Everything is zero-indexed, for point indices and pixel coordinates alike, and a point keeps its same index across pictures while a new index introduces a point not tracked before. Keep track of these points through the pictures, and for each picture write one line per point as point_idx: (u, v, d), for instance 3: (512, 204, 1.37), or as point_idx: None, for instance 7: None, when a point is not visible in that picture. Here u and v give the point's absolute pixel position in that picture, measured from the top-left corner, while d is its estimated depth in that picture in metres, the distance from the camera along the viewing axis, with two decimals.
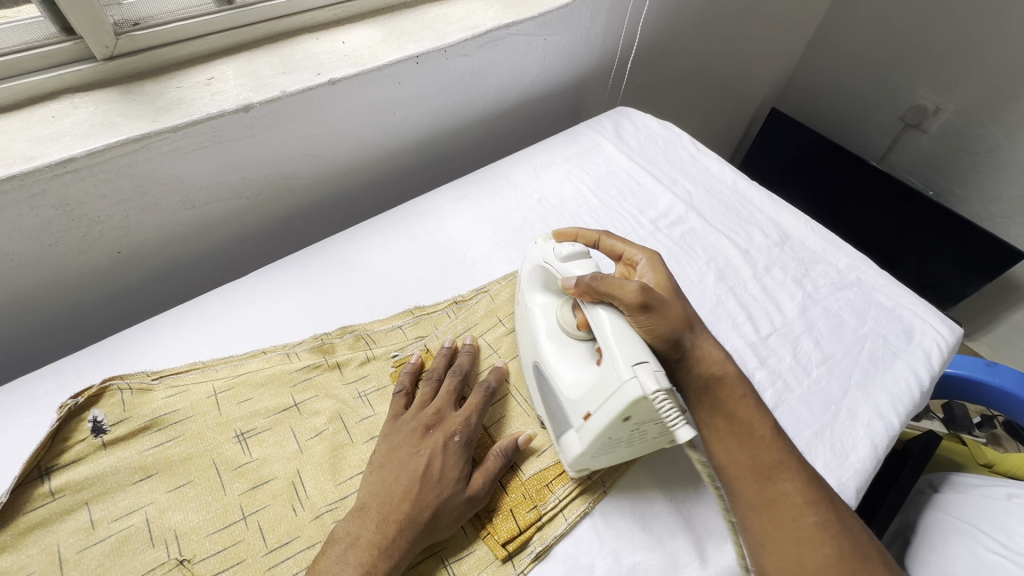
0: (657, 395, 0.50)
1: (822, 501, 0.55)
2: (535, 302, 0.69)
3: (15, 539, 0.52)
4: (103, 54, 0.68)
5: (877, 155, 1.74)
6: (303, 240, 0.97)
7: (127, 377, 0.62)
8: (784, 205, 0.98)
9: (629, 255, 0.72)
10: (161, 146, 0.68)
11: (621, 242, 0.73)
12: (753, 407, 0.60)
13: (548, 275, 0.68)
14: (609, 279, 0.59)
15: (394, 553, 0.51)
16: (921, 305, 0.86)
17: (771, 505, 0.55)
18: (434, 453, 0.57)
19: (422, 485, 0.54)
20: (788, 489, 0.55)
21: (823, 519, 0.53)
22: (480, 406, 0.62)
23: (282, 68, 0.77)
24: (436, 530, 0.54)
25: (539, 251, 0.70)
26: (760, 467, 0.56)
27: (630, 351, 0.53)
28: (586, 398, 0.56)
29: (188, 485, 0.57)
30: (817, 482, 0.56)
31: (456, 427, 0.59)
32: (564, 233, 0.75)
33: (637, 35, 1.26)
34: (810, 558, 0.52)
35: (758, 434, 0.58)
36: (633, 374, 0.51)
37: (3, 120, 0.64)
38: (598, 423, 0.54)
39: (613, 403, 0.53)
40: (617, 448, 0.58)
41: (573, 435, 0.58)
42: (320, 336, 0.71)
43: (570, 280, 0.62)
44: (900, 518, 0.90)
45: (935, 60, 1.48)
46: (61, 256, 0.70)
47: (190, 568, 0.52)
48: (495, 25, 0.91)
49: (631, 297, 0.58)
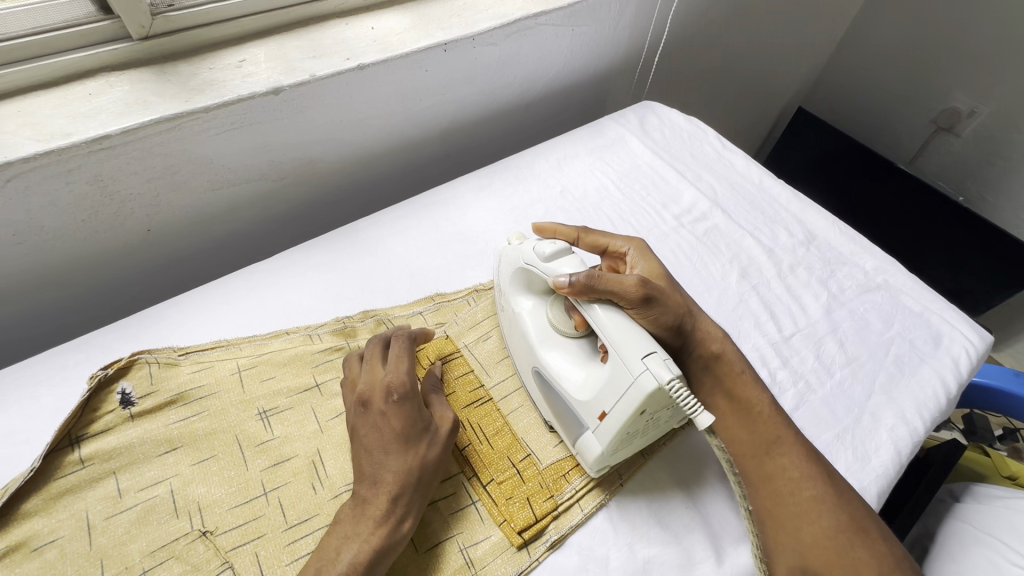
0: (673, 384, 0.50)
1: (822, 475, 0.58)
2: (521, 306, 0.68)
3: (46, 503, 0.53)
4: (138, 33, 0.69)
5: (906, 158, 1.70)
6: (326, 225, 0.98)
7: (155, 352, 0.64)
8: (811, 205, 0.97)
9: (613, 246, 0.73)
10: (193, 126, 0.69)
11: (605, 236, 0.73)
12: (751, 385, 0.65)
13: (530, 276, 0.67)
14: (609, 275, 0.58)
15: (395, 517, 0.52)
16: (949, 310, 0.84)
17: (769, 479, 0.59)
18: (384, 420, 0.55)
19: (391, 452, 0.54)
20: (785, 465, 0.59)
21: (821, 493, 0.57)
22: (410, 359, 0.59)
23: (312, 52, 0.78)
24: (425, 484, 0.55)
25: (517, 252, 0.68)
26: (759, 443, 0.61)
27: (635, 344, 0.53)
28: (599, 398, 0.56)
29: (212, 459, 0.58)
30: (817, 457, 0.60)
31: (394, 385, 0.56)
32: (544, 229, 0.74)
33: (666, 28, 1.24)
34: (808, 532, 0.55)
35: (756, 409, 0.63)
36: (644, 366, 0.51)
37: (42, 97, 0.66)
38: (616, 421, 0.54)
39: (629, 398, 0.52)
40: (634, 440, 0.58)
41: (589, 436, 0.58)
42: (342, 319, 0.71)
43: (563, 280, 0.59)
44: (919, 526, 0.88)
45: (972, 62, 1.43)
46: (93, 231, 0.71)
47: (212, 540, 0.54)
48: (524, 14, 0.90)
49: (631, 291, 0.58)
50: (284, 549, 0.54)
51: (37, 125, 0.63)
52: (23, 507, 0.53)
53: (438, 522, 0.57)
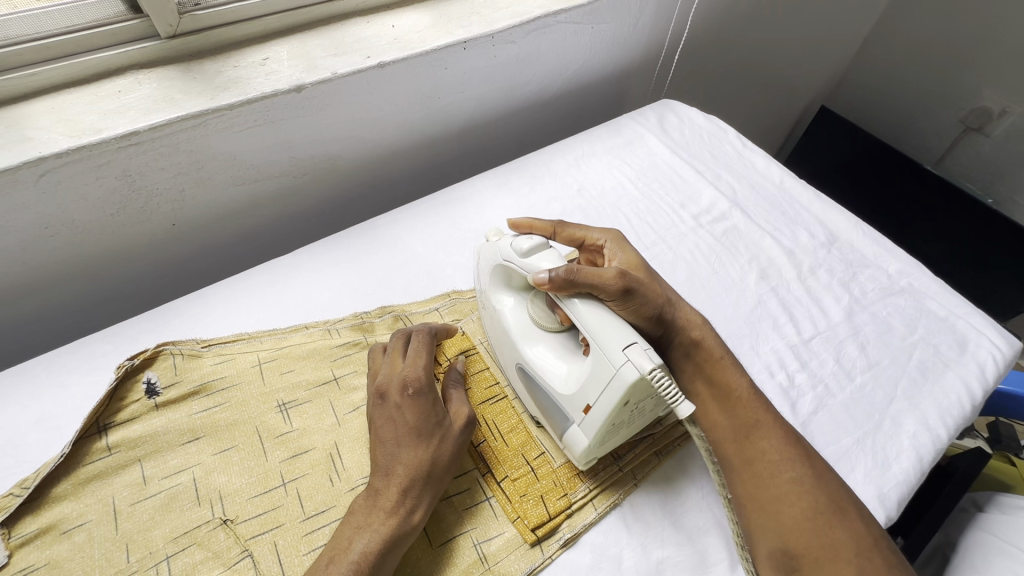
0: (654, 373, 0.49)
1: (802, 457, 0.59)
2: (503, 303, 0.67)
3: (75, 488, 0.55)
4: (167, 32, 0.70)
5: (933, 159, 1.66)
6: (345, 221, 0.99)
7: (179, 343, 0.65)
8: (834, 206, 0.95)
9: (590, 240, 0.73)
10: (218, 122, 0.70)
11: (580, 228, 0.73)
12: (731, 369, 0.64)
13: (510, 272, 0.65)
14: (588, 269, 0.57)
15: (406, 509, 0.53)
16: (976, 315, 0.82)
17: (750, 464, 0.59)
18: (398, 413, 0.56)
19: (404, 444, 0.55)
20: (765, 448, 0.59)
21: (801, 475, 0.57)
22: (427, 355, 0.61)
23: (334, 50, 0.78)
24: (437, 478, 0.55)
25: (495, 249, 0.66)
26: (739, 428, 0.61)
27: (616, 335, 0.52)
28: (583, 391, 0.55)
29: (233, 449, 0.60)
30: (796, 440, 0.60)
31: (410, 379, 0.57)
32: (519, 225, 0.73)
33: (687, 26, 1.23)
34: (789, 514, 0.56)
35: (736, 395, 0.63)
36: (625, 358, 0.50)
37: (74, 94, 0.68)
38: (600, 413, 0.54)
39: (612, 390, 0.52)
40: (621, 430, 0.58)
41: (576, 429, 0.58)
42: (360, 314, 0.72)
43: (542, 276, 0.58)
44: (941, 536, 0.87)
45: (1003, 60, 1.39)
46: (121, 225, 0.73)
47: (232, 528, 0.55)
48: (543, 12, 0.90)
49: (611, 283, 0.57)
50: (302, 539, 0.55)
51: (70, 121, 0.64)
52: (54, 491, 0.55)
53: (453, 516, 0.57)
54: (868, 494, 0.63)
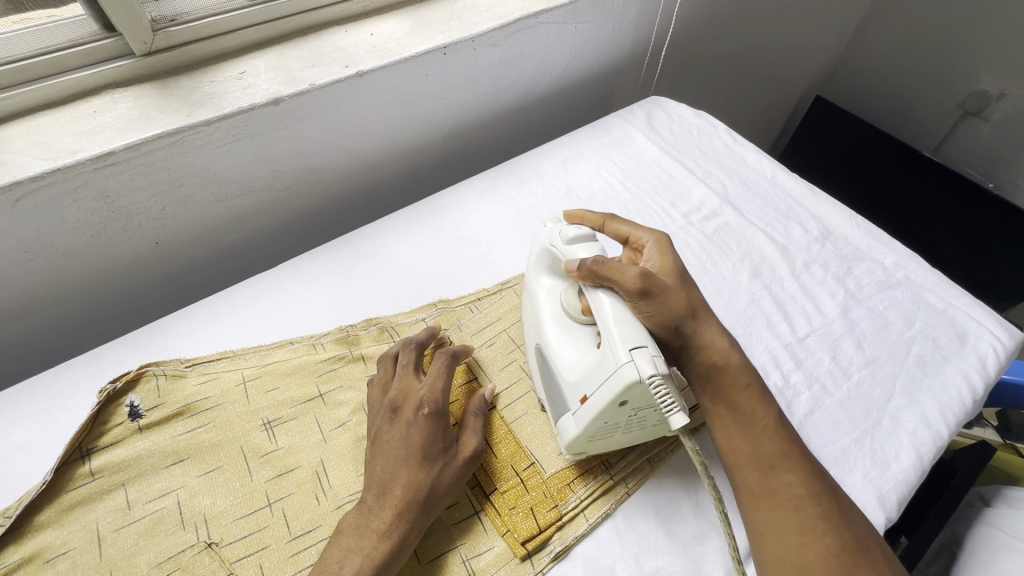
0: (653, 380, 0.49)
1: (826, 492, 0.54)
2: (542, 285, 0.67)
3: (59, 515, 0.55)
4: (141, 50, 0.70)
5: (932, 145, 1.63)
6: (333, 231, 0.99)
7: (162, 364, 0.65)
8: (827, 199, 0.93)
9: (635, 238, 0.68)
10: (194, 139, 0.70)
11: (629, 225, 0.69)
12: (758, 397, 0.60)
13: (555, 259, 0.66)
14: (614, 262, 0.58)
15: (398, 536, 0.51)
16: (976, 306, 0.80)
17: (772, 495, 0.55)
18: (407, 432, 0.55)
19: (407, 464, 0.54)
20: (791, 480, 0.55)
21: (825, 510, 0.53)
22: (446, 376, 0.60)
23: (312, 61, 0.78)
24: (434, 505, 0.54)
25: (549, 234, 0.67)
26: (764, 458, 0.56)
27: (629, 334, 0.53)
28: (584, 381, 0.56)
29: (217, 470, 0.59)
30: (821, 474, 0.56)
31: (426, 399, 0.57)
32: (573, 216, 0.72)
33: (673, 22, 1.21)
34: (812, 549, 0.51)
35: (761, 424, 0.58)
36: (630, 357, 0.51)
37: (50, 115, 0.67)
38: (594, 406, 0.54)
39: (609, 386, 0.52)
40: (614, 432, 0.58)
41: (569, 418, 0.58)
42: (345, 328, 0.72)
43: (573, 263, 0.60)
44: (947, 532, 0.85)
45: (999, 42, 1.37)
46: (103, 246, 0.73)
47: (217, 551, 0.54)
48: (524, 14, 0.89)
49: (631, 283, 0.57)
50: (287, 560, 0.54)
51: (45, 144, 0.64)
52: (37, 519, 0.54)
53: (441, 533, 0.56)
54: (867, 495, 0.62)
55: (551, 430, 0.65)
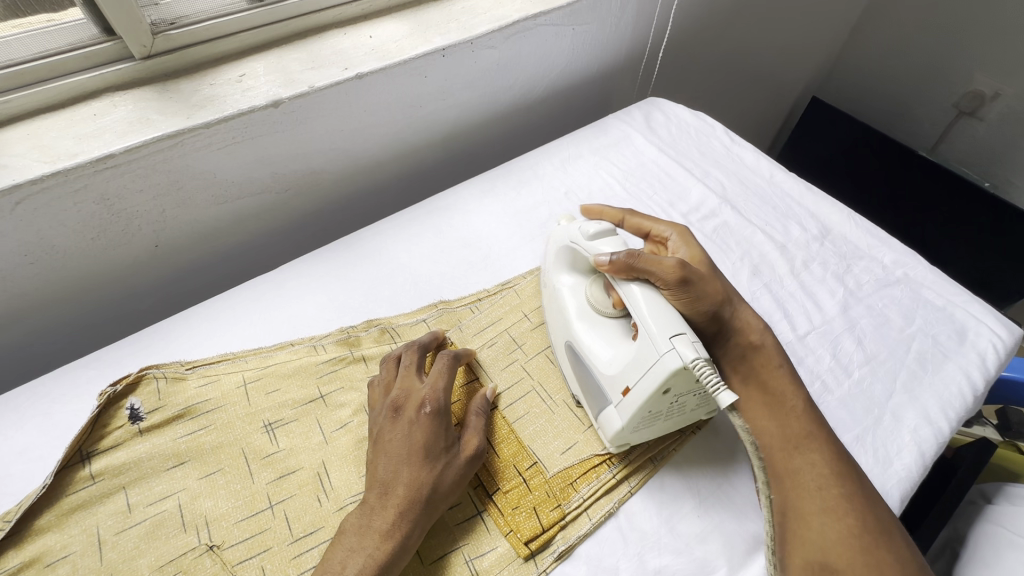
0: (697, 363, 0.50)
1: (850, 475, 0.56)
2: (563, 282, 0.70)
3: (59, 519, 0.54)
4: (141, 53, 0.70)
5: (928, 145, 1.64)
6: (332, 234, 0.99)
7: (162, 366, 0.64)
8: (826, 198, 0.94)
9: (657, 231, 0.74)
10: (194, 142, 0.70)
11: (648, 219, 0.75)
12: (787, 379, 0.63)
13: (575, 255, 0.68)
14: (648, 255, 0.59)
15: (400, 536, 0.51)
16: (975, 304, 0.80)
17: (796, 473, 0.57)
18: (409, 431, 0.55)
19: (408, 464, 0.54)
20: (815, 460, 0.57)
21: (848, 491, 0.55)
22: (447, 376, 0.60)
23: (311, 63, 0.78)
24: (438, 504, 0.54)
25: (564, 232, 0.70)
26: (790, 437, 0.59)
27: (667, 323, 0.54)
28: (625, 372, 0.57)
29: (219, 472, 0.59)
30: (845, 460, 0.58)
31: (428, 399, 0.57)
32: (591, 210, 0.77)
33: (670, 23, 1.22)
34: (833, 528, 0.53)
35: (789, 405, 0.62)
36: (671, 345, 0.52)
37: (49, 119, 0.67)
38: (639, 396, 0.55)
39: (653, 375, 0.53)
40: (657, 422, 0.58)
41: (611, 410, 0.59)
42: (346, 329, 0.71)
43: (603, 258, 0.60)
44: (949, 529, 0.85)
45: (994, 42, 1.38)
46: (102, 248, 0.73)
47: (219, 553, 0.54)
48: (522, 16, 0.89)
49: (669, 272, 0.59)
50: (290, 562, 0.54)
51: (45, 147, 0.64)
52: (36, 523, 0.54)
53: (444, 533, 0.56)
54: None
55: (553, 429, 0.65)
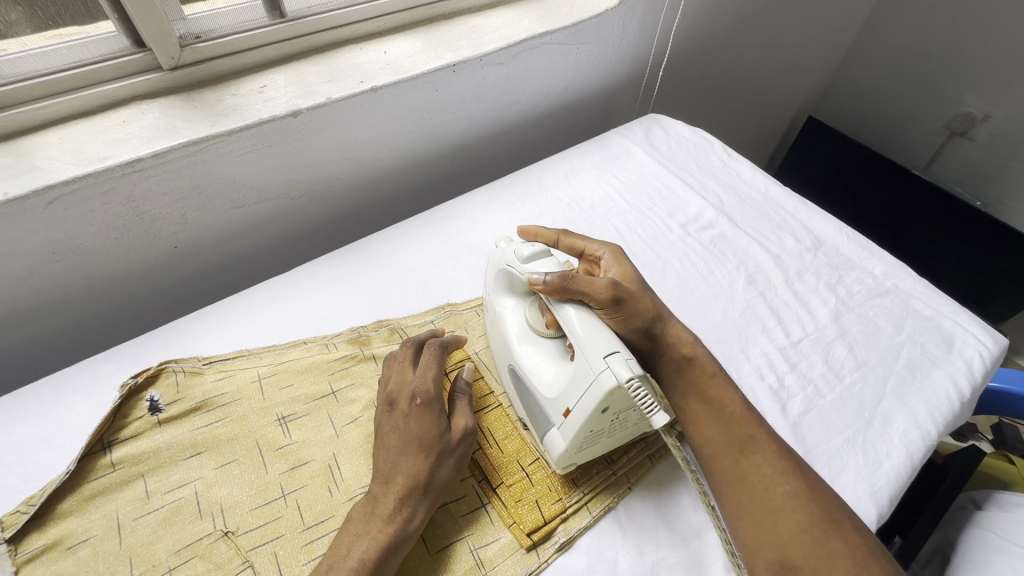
0: (631, 382, 0.50)
1: (794, 471, 0.57)
2: (504, 305, 0.69)
3: (80, 504, 0.57)
4: (169, 64, 0.74)
5: (920, 164, 1.69)
6: (343, 239, 1.02)
7: (181, 361, 0.67)
8: (819, 212, 0.97)
9: (590, 250, 0.73)
10: (217, 148, 0.73)
11: (581, 238, 0.74)
12: (723, 386, 0.63)
13: (512, 277, 0.67)
14: (582, 276, 0.59)
15: (403, 520, 0.53)
16: (962, 314, 0.83)
17: (743, 479, 0.57)
18: (404, 422, 0.58)
19: (406, 454, 0.56)
20: (759, 462, 0.57)
21: (795, 487, 0.56)
22: (438, 367, 0.62)
23: (328, 76, 0.82)
24: (434, 491, 0.56)
25: (502, 254, 0.68)
26: (732, 442, 0.59)
27: (600, 342, 0.54)
28: (565, 394, 0.57)
29: (234, 462, 0.61)
30: (789, 455, 0.58)
31: (420, 392, 0.59)
32: (527, 232, 0.76)
33: (670, 43, 1.27)
34: (784, 525, 0.53)
35: (729, 411, 0.61)
36: (605, 365, 0.52)
37: (81, 125, 0.71)
38: (579, 417, 0.55)
39: (590, 395, 0.53)
40: (601, 439, 0.59)
41: (555, 432, 0.59)
42: (357, 329, 0.74)
43: (537, 277, 0.60)
44: (941, 535, 0.87)
45: (982, 66, 1.43)
46: (125, 248, 0.76)
47: (234, 539, 0.56)
48: (529, 35, 0.94)
49: (601, 292, 0.60)
50: (302, 549, 0.56)
51: (77, 151, 0.68)
52: (59, 508, 0.56)
53: (450, 523, 0.58)
54: (860, 492, 0.64)
55: None
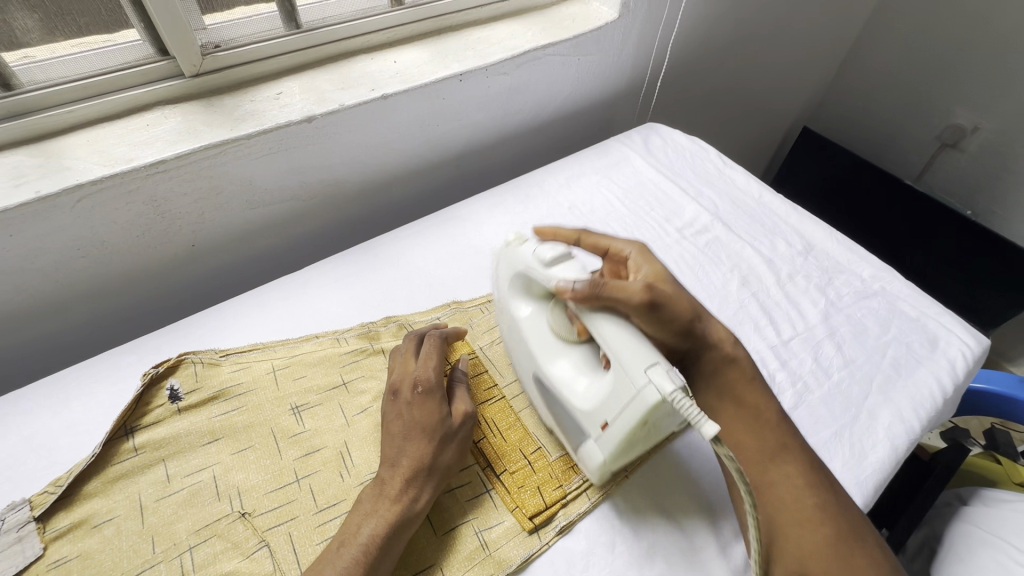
0: (675, 395, 0.50)
1: (823, 484, 0.60)
2: (522, 311, 0.70)
3: (104, 486, 0.60)
4: (190, 71, 0.78)
5: (912, 174, 1.73)
6: (351, 241, 1.06)
7: (198, 353, 0.70)
8: (810, 218, 1.01)
9: (614, 249, 0.75)
10: (236, 151, 0.77)
11: (605, 237, 0.75)
12: (760, 393, 0.67)
13: (530, 281, 0.69)
14: (612, 283, 0.59)
15: (410, 500, 0.56)
16: (946, 315, 0.87)
17: (772, 485, 0.61)
18: (407, 409, 0.61)
19: (410, 438, 0.59)
20: (789, 471, 0.61)
21: (823, 500, 0.58)
22: (437, 356, 0.66)
23: (341, 84, 0.86)
24: (440, 472, 0.59)
25: (516, 258, 0.70)
26: (765, 449, 0.63)
27: (639, 356, 0.54)
28: (602, 407, 0.57)
29: (250, 449, 0.64)
30: (818, 467, 0.61)
31: (421, 379, 0.62)
32: (544, 233, 0.77)
33: (667, 56, 1.32)
34: (810, 536, 0.56)
35: (764, 417, 0.65)
36: (647, 378, 0.52)
37: (107, 127, 0.75)
38: (618, 430, 0.55)
39: (632, 409, 0.53)
40: (637, 447, 0.59)
41: (593, 444, 0.60)
42: (366, 324, 0.78)
43: (565, 286, 0.61)
44: (927, 529, 0.90)
45: (971, 80, 1.48)
46: (145, 246, 0.79)
47: (250, 520, 0.59)
48: (532, 46, 0.98)
49: (636, 296, 0.60)
50: (315, 529, 0.59)
51: (104, 152, 0.71)
52: (84, 489, 0.59)
53: (455, 507, 0.61)
54: (846, 482, 0.67)
55: None
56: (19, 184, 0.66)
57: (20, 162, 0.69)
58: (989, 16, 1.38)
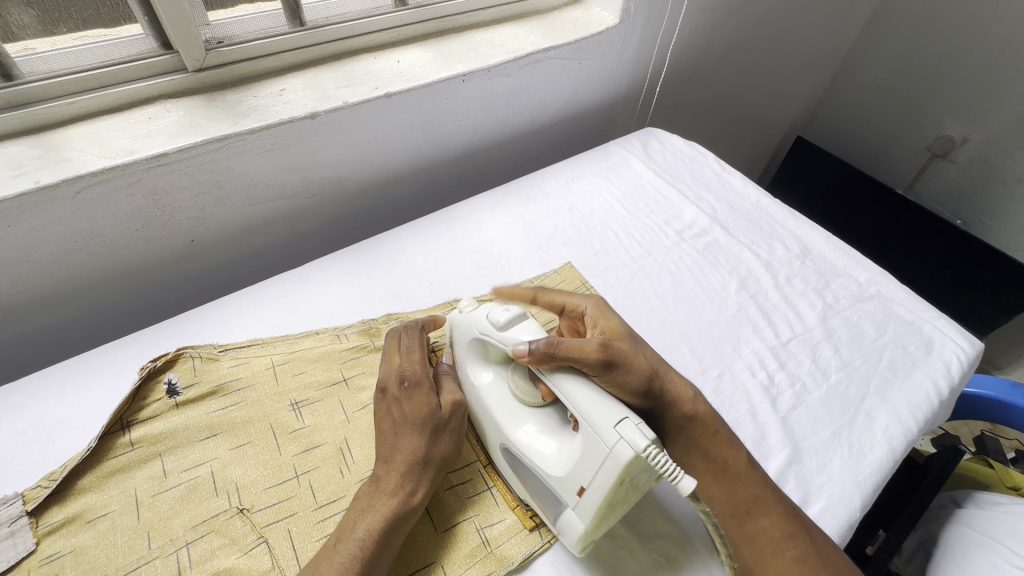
0: (649, 451, 0.47)
1: (801, 533, 0.59)
2: (482, 379, 0.65)
3: (99, 480, 0.59)
4: (194, 66, 0.78)
5: (904, 184, 1.76)
6: (350, 239, 1.06)
7: (197, 347, 0.70)
8: (807, 223, 1.02)
9: (571, 305, 0.71)
10: (239, 146, 0.77)
11: (562, 294, 0.72)
12: (729, 444, 0.64)
13: (486, 345, 0.65)
14: (569, 342, 0.56)
15: (405, 496, 0.56)
16: (940, 319, 0.88)
17: (752, 539, 0.61)
18: (397, 405, 0.59)
19: (403, 434, 0.58)
20: (766, 524, 0.60)
21: (801, 551, 0.58)
22: (421, 350, 0.63)
23: (345, 82, 0.86)
24: (435, 463, 0.58)
25: (468, 321, 0.66)
26: (739, 504, 0.62)
27: (606, 413, 0.51)
28: (575, 471, 0.53)
29: (248, 445, 0.63)
30: (795, 513, 0.61)
31: (408, 372, 0.60)
32: (503, 292, 0.77)
33: (666, 63, 1.34)
34: None
35: (733, 468, 0.63)
36: (617, 435, 0.48)
37: (108, 120, 0.74)
38: (594, 498, 0.51)
39: (606, 471, 0.49)
40: (619, 508, 0.55)
41: (570, 511, 0.54)
42: (367, 321, 0.77)
43: (522, 348, 0.58)
44: (923, 531, 0.92)
45: (962, 92, 1.51)
46: (144, 240, 0.79)
47: (248, 516, 0.58)
48: (535, 49, 0.99)
49: (591, 355, 0.57)
50: (314, 526, 0.58)
51: (105, 144, 0.71)
52: (79, 483, 0.58)
53: (456, 505, 0.61)
54: (846, 483, 0.68)
55: None
56: (17, 175, 0.65)
57: (20, 153, 0.68)
58: (979, 30, 1.42)
